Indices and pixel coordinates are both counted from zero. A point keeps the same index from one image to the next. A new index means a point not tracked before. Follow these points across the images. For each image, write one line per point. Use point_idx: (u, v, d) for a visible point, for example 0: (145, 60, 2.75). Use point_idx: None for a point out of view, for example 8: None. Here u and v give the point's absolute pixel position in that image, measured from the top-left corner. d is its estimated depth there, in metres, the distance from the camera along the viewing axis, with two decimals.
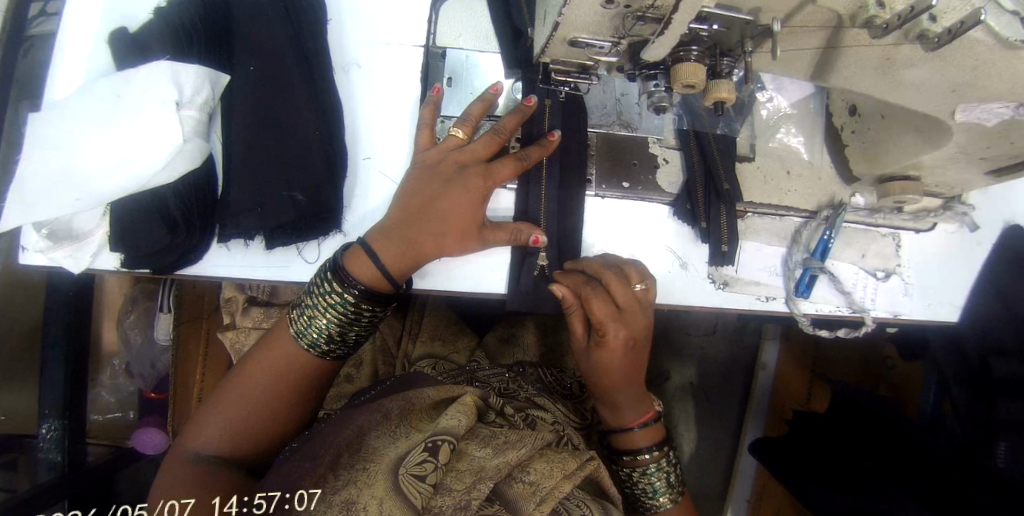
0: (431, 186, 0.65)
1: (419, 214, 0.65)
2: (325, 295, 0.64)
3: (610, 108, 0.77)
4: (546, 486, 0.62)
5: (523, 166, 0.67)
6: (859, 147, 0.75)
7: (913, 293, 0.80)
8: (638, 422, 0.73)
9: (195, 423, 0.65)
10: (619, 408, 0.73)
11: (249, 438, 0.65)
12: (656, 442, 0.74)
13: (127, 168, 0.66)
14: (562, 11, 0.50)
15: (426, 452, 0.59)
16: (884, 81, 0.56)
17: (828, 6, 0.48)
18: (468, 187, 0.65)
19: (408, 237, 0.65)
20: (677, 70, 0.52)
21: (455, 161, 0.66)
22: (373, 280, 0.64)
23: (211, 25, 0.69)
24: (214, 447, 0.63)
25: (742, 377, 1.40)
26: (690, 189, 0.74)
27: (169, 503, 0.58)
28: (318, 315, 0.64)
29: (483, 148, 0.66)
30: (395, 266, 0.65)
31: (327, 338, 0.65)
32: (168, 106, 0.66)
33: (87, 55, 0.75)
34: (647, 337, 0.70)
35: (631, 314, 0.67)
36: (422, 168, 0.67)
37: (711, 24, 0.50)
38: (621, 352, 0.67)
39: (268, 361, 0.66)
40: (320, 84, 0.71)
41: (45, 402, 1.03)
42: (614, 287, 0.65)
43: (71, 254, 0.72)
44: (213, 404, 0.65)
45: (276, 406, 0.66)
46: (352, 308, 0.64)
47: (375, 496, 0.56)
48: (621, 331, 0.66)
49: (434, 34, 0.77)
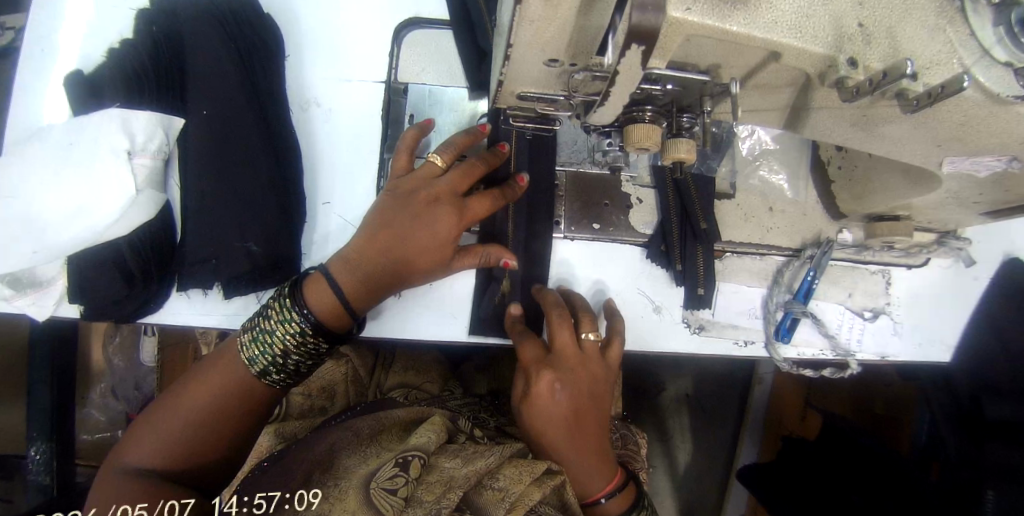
0: (401, 217, 0.61)
1: (381, 246, 0.61)
2: (285, 322, 0.60)
3: (580, 145, 0.74)
4: (515, 491, 0.61)
5: (497, 205, 0.64)
6: (847, 185, 0.70)
7: (903, 334, 0.77)
8: (605, 493, 0.67)
9: (137, 434, 0.60)
10: (582, 478, 0.66)
11: (201, 448, 0.60)
12: (627, 508, 0.68)
13: (81, 221, 0.65)
14: (504, 69, 0.47)
15: (396, 467, 0.62)
16: (862, 135, 0.52)
17: (794, 66, 0.43)
18: (441, 225, 0.61)
19: (374, 266, 0.62)
20: (630, 131, 0.49)
21: (430, 193, 0.61)
22: (330, 312, 0.61)
23: (161, 70, 0.67)
24: (163, 455, 0.58)
25: (738, 391, 1.35)
26: (664, 231, 0.71)
27: (170, 503, 0.55)
28: (272, 342, 0.61)
29: (460, 179, 0.62)
30: (354, 292, 0.62)
31: (279, 367, 0.62)
32: (120, 155, 0.65)
33: (43, 95, 0.73)
34: (596, 390, 0.66)
35: (566, 360, 0.65)
36: (393, 192, 0.63)
37: (664, 85, 0.46)
38: (551, 406, 0.64)
39: (222, 371, 0.62)
40: (276, 128, 0.69)
41: (32, 426, 1.03)
42: (556, 328, 0.65)
43: (35, 302, 0.69)
44: (161, 412, 0.61)
45: (230, 415, 0.62)
46: (310, 340, 0.61)
47: (347, 509, 0.59)
48: (545, 376, 0.63)
49: (396, 69, 0.74)
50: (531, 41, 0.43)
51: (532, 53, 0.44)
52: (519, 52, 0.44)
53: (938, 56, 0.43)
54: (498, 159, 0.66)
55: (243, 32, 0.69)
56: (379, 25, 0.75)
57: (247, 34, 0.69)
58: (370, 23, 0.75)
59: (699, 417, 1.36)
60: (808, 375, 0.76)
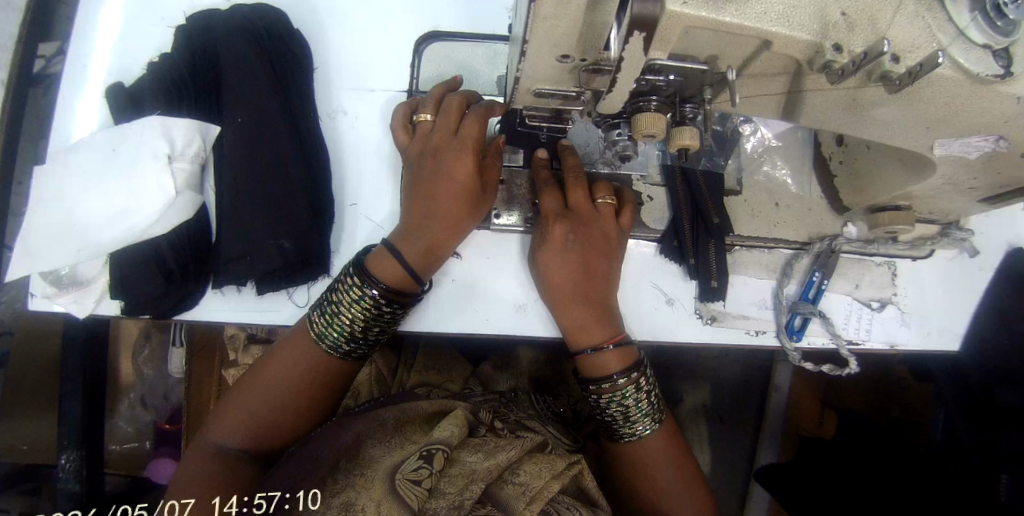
0: (424, 180, 0.66)
1: (424, 217, 0.66)
2: (352, 294, 0.65)
3: (593, 147, 0.76)
4: (534, 485, 0.67)
5: (488, 118, 0.66)
6: (848, 179, 0.73)
7: (911, 324, 0.79)
8: (611, 342, 0.67)
9: (219, 415, 0.68)
10: (579, 328, 0.67)
11: (275, 433, 0.67)
12: (627, 367, 0.67)
13: (121, 221, 0.70)
14: (519, 66, 0.52)
15: (421, 460, 0.64)
16: (855, 120, 0.55)
17: (784, 53, 0.48)
18: (458, 164, 0.64)
19: (427, 237, 0.66)
20: (637, 121, 0.52)
21: (434, 145, 0.65)
22: (398, 279, 0.65)
23: (200, 82, 0.74)
24: (237, 438, 0.66)
25: (755, 397, 1.35)
26: (676, 226, 0.73)
27: (169, 503, 0.60)
28: (341, 312, 0.66)
29: (449, 117, 0.66)
30: (419, 263, 0.66)
31: (347, 337, 0.67)
32: (160, 159, 0.71)
33: (85, 108, 0.79)
34: (604, 246, 0.67)
35: (580, 216, 0.67)
36: (410, 159, 0.68)
37: (668, 75, 0.50)
38: (566, 255, 0.66)
39: (287, 362, 0.68)
40: (305, 133, 0.74)
41: (63, 433, 1.06)
42: (571, 186, 0.68)
43: (75, 300, 0.76)
44: (238, 398, 0.68)
45: (296, 407, 0.68)
46: (374, 306, 0.65)
47: (372, 499, 0.58)
48: (560, 222, 0.66)
49: (417, 79, 0.79)
50: (544, 37, 0.47)
51: (546, 50, 0.49)
52: (534, 48, 0.49)
53: (919, 40, 0.46)
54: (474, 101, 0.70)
55: (274, 46, 0.74)
56: (400, 39, 0.80)
57: (279, 48, 0.75)
58: (391, 36, 0.80)
59: (717, 424, 1.35)
60: (811, 367, 0.77)
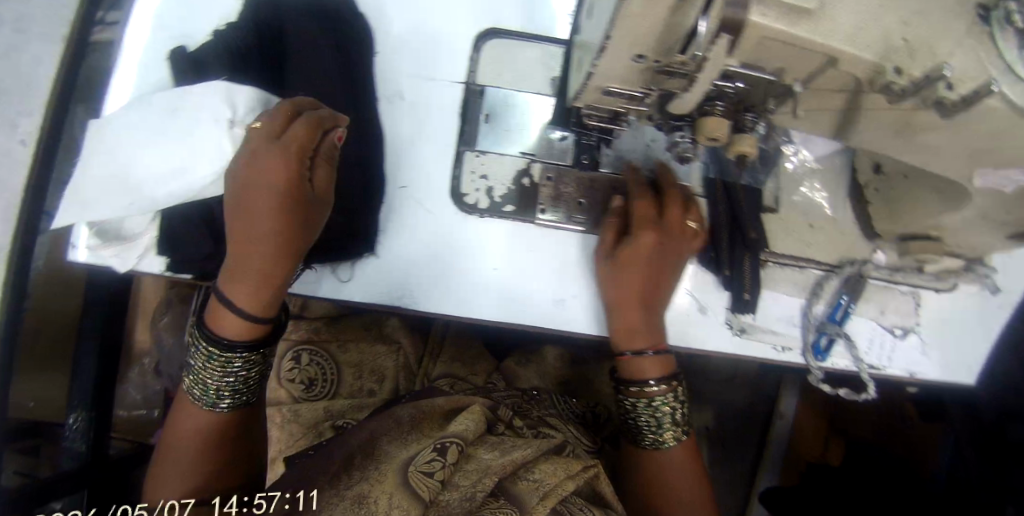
0: (246, 200, 0.62)
1: (246, 247, 0.62)
2: (199, 353, 0.66)
3: (640, 154, 0.77)
4: (548, 483, 0.66)
5: (315, 131, 0.63)
6: (884, 206, 0.76)
7: (930, 353, 0.81)
8: (650, 348, 0.70)
9: (152, 481, 0.69)
10: (632, 329, 0.70)
11: (210, 472, 0.69)
12: (665, 375, 0.70)
13: (178, 179, 0.72)
14: (595, 62, 0.54)
15: (435, 452, 0.67)
16: (902, 143, 0.58)
17: (847, 71, 0.51)
18: (275, 181, 0.60)
19: (250, 274, 0.63)
20: (702, 124, 0.55)
21: (256, 158, 0.61)
22: (240, 330, 0.65)
23: (266, 54, 0.77)
24: (177, 491, 0.67)
25: (760, 425, 1.34)
26: (715, 238, 0.75)
27: (169, 504, 0.65)
28: (205, 372, 0.67)
29: (273, 126, 0.62)
30: (252, 304, 0.64)
31: (218, 388, 0.67)
32: (222, 123, 0.72)
33: (145, 69, 0.82)
34: (677, 264, 0.70)
35: (671, 229, 0.68)
36: (232, 173, 0.63)
37: (736, 82, 0.53)
38: (642, 262, 0.68)
39: (190, 413, 0.69)
40: (364, 110, 0.76)
41: (75, 392, 1.07)
42: (672, 203, 0.69)
43: (118, 254, 0.79)
44: (164, 464, 0.69)
45: (218, 449, 0.70)
46: (224, 358, 0.65)
47: (385, 491, 0.62)
48: (652, 231, 0.67)
49: (475, 73, 0.79)
50: (626, 34, 0.49)
51: (625, 48, 0.51)
52: (613, 46, 0.51)
53: (972, 71, 0.49)
54: (308, 103, 0.66)
55: (342, 26, 0.77)
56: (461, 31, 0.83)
57: (348, 29, 0.77)
58: (450, 21, 0.80)
59: (720, 446, 1.35)
60: (826, 387, 0.76)
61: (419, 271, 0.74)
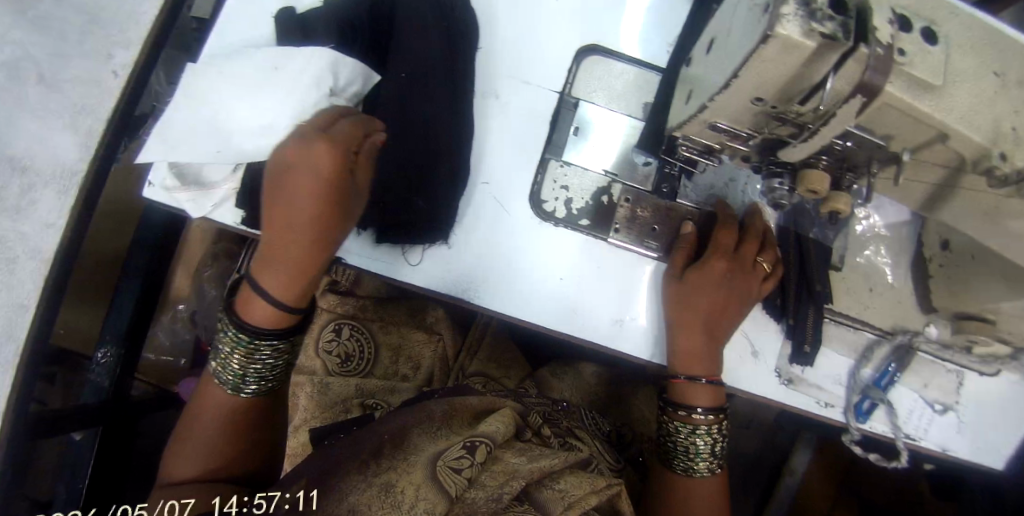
0: (280, 188, 0.63)
1: (278, 235, 0.63)
2: (231, 336, 0.65)
3: (717, 190, 0.81)
4: (575, 494, 0.65)
5: (356, 130, 0.64)
6: (945, 281, 0.77)
7: (965, 433, 0.81)
8: (704, 377, 0.72)
9: (169, 459, 0.66)
10: (692, 356, 0.72)
11: (229, 457, 0.66)
12: (714, 406, 0.72)
13: (269, 137, 0.75)
14: (712, 98, 0.56)
15: (464, 449, 0.65)
16: (986, 227, 0.60)
17: (954, 149, 0.52)
18: (309, 171, 0.61)
19: (283, 263, 0.63)
20: (805, 176, 0.58)
21: (294, 149, 0.63)
22: (266, 318, 0.64)
23: (374, 32, 0.79)
24: (195, 470, 0.64)
25: (764, 475, 1.36)
26: (782, 287, 0.77)
27: (169, 504, 0.60)
28: (229, 356, 0.65)
29: (317, 122, 0.64)
30: (281, 293, 0.64)
31: (242, 375, 0.66)
32: (322, 90, 0.74)
33: (248, 25, 0.83)
34: (743, 304, 0.73)
35: (744, 265, 0.72)
36: (273, 163, 0.65)
37: (847, 141, 0.55)
38: (712, 289, 0.71)
39: (215, 394, 0.67)
40: (460, 102, 0.77)
41: (109, 329, 1.08)
42: (749, 239, 0.74)
43: (194, 200, 0.80)
44: (181, 443, 0.66)
45: (240, 435, 0.67)
46: (255, 346, 0.64)
47: (412, 482, 0.59)
48: (725, 259, 0.72)
49: (571, 84, 0.81)
50: (751, 78, 0.51)
51: (745, 91, 0.53)
52: (734, 87, 0.53)
53: None
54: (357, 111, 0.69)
55: (453, 19, 0.78)
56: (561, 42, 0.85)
57: (457, 22, 0.79)
58: (554, 31, 0.82)
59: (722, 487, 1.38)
60: (859, 450, 0.80)
61: (486, 266, 0.76)
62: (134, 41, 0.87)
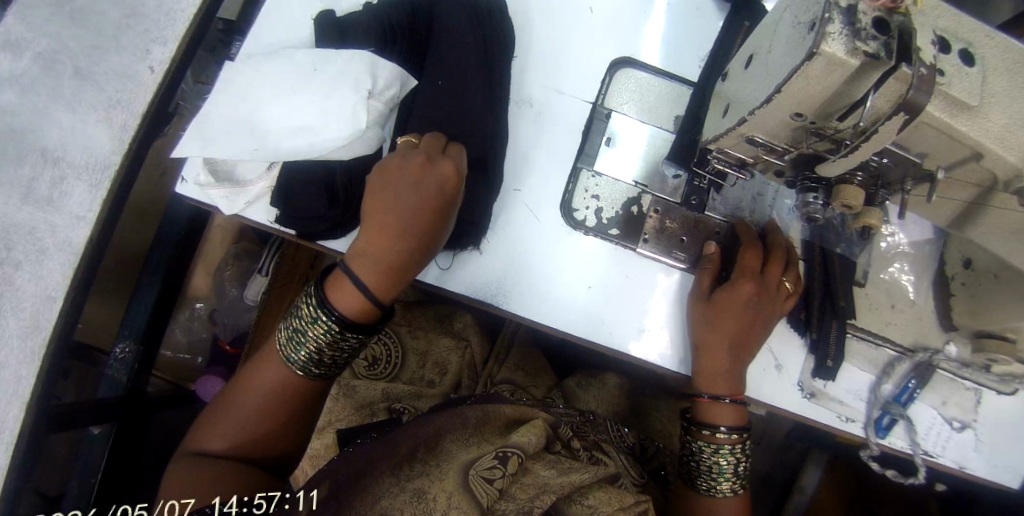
0: (392, 195, 0.67)
1: (381, 234, 0.67)
2: (313, 319, 0.65)
3: (746, 203, 0.82)
4: (602, 510, 0.67)
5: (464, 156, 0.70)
6: (966, 300, 0.78)
7: (983, 451, 0.82)
8: (729, 396, 0.73)
9: (206, 426, 0.68)
10: (719, 373, 0.73)
11: (264, 436, 0.67)
12: (738, 425, 0.74)
13: (307, 136, 0.75)
14: (751, 113, 0.57)
15: (496, 459, 0.65)
16: (1014, 246, 0.61)
17: (987, 168, 0.54)
18: (430, 187, 0.66)
19: (382, 261, 0.67)
20: (840, 191, 0.59)
21: (413, 161, 0.67)
22: (358, 311, 0.66)
23: (410, 37, 0.80)
24: (225, 446, 0.66)
25: (774, 491, 1.37)
26: (807, 302, 0.79)
27: (169, 503, 0.59)
28: (307, 338, 0.66)
29: (433, 142, 0.69)
30: (375, 288, 0.67)
31: (317, 361, 0.67)
32: (362, 92, 0.75)
33: (288, 28, 0.85)
34: (766, 324, 0.74)
35: (770, 286, 0.73)
36: (383, 168, 0.68)
37: (883, 157, 0.57)
38: (738, 310, 0.72)
39: (267, 372, 0.68)
40: (495, 110, 0.79)
41: (128, 324, 1.09)
42: (776, 260, 0.75)
43: (226, 196, 0.81)
44: (221, 413, 0.68)
45: (278, 416, 0.68)
46: (336, 334, 0.65)
47: (444, 491, 0.60)
48: (751, 283, 0.72)
49: (605, 95, 0.84)
50: (793, 95, 0.52)
51: (786, 106, 0.54)
52: (774, 103, 0.54)
53: None
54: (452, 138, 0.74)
55: (490, 28, 0.80)
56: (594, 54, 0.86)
57: (494, 31, 0.81)
58: (588, 43, 0.84)
59: None
60: (876, 466, 0.79)
61: (516, 275, 0.77)
62: (172, 38, 0.88)
